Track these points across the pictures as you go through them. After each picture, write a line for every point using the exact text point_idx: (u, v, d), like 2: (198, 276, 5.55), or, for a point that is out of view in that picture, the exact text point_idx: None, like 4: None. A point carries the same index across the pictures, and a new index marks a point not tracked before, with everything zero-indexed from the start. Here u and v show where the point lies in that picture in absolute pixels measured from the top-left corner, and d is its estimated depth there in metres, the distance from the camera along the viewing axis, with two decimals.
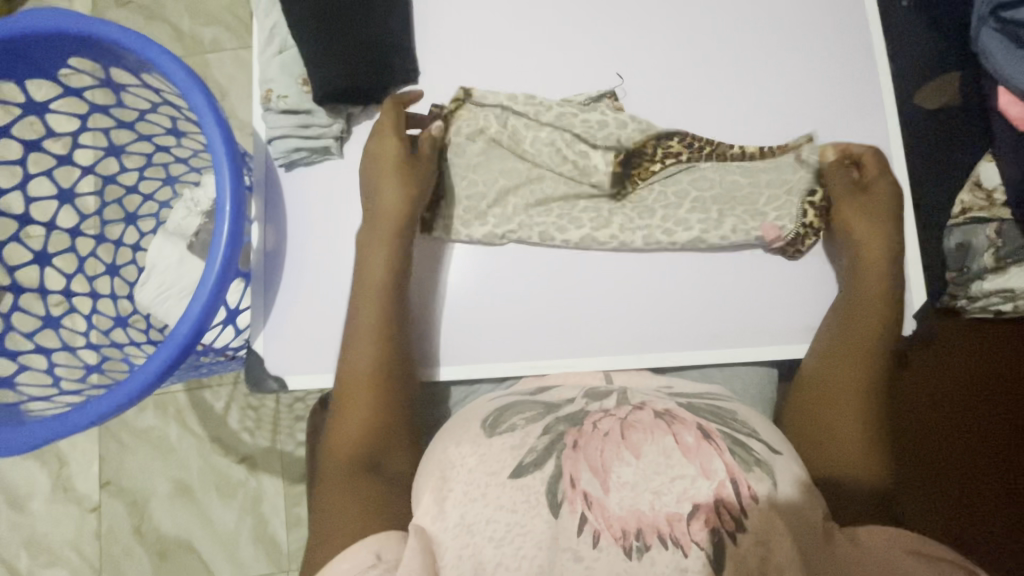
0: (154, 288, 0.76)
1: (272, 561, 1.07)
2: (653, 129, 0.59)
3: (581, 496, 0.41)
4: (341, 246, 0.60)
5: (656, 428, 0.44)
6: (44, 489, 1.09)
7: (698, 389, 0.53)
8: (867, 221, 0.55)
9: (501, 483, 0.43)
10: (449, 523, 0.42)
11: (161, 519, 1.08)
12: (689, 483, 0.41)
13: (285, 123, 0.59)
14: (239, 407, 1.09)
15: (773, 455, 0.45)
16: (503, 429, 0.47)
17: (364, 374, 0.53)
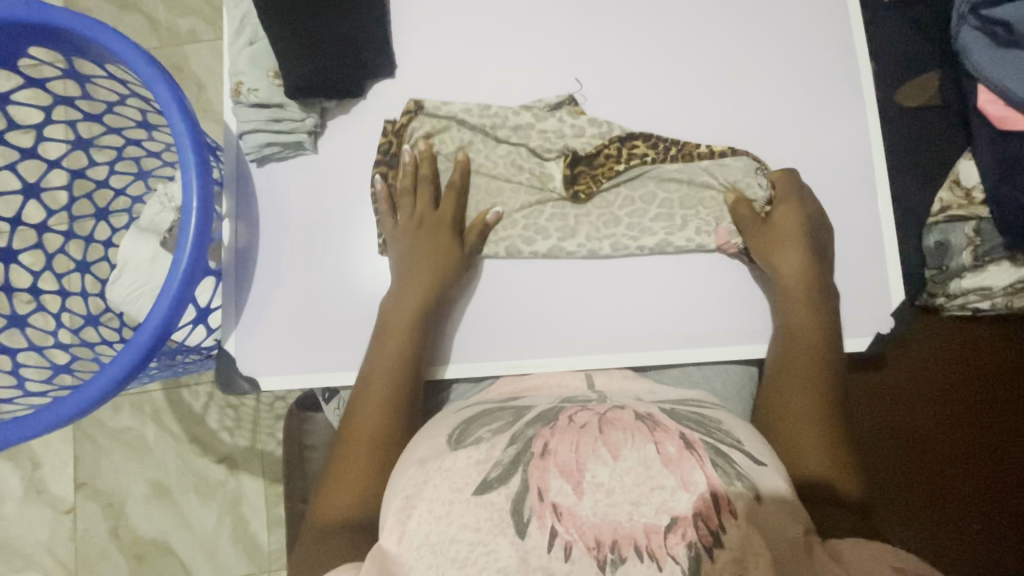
0: (126, 287, 0.75)
1: (253, 562, 1.05)
2: (615, 132, 0.59)
3: (550, 508, 0.40)
4: (313, 250, 0.58)
5: (638, 432, 0.43)
6: (16, 492, 1.06)
7: (683, 395, 0.52)
8: (783, 253, 0.55)
9: (465, 500, 0.42)
10: (411, 544, 0.42)
11: (138, 521, 1.06)
12: (668, 494, 0.40)
13: (256, 117, 0.57)
14: (218, 406, 1.07)
15: (757, 467, 0.44)
16: (468, 442, 0.47)
17: (364, 431, 0.51)
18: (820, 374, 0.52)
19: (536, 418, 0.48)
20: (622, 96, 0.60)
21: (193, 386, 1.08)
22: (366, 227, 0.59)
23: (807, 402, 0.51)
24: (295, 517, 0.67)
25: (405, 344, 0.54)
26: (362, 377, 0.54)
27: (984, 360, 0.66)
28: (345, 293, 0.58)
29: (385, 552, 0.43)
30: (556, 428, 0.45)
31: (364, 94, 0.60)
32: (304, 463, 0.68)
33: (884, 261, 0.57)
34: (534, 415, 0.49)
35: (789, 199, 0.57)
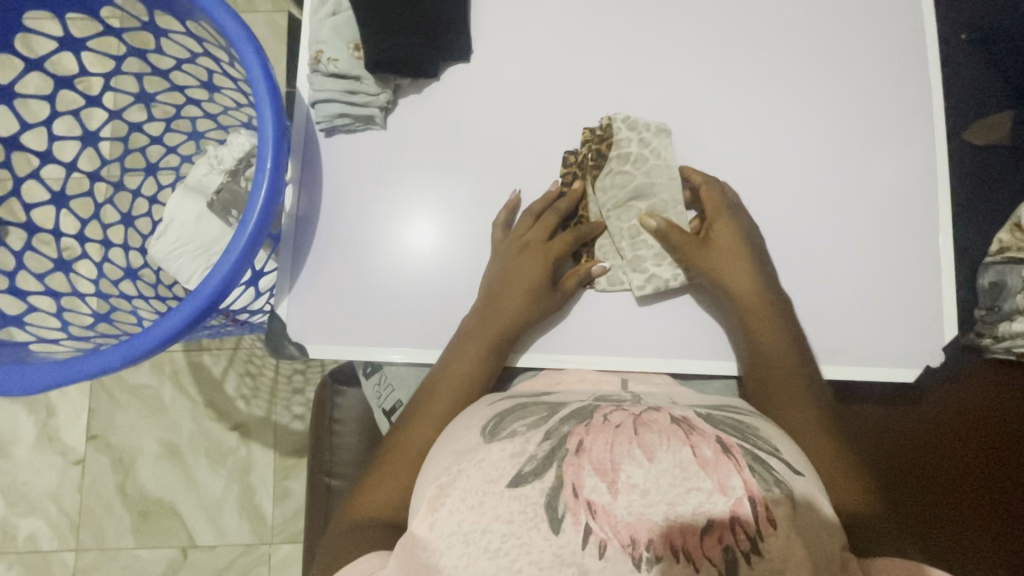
0: (170, 245, 0.76)
1: (256, 532, 1.05)
2: (756, 144, 0.59)
3: (585, 506, 0.41)
4: (373, 226, 0.59)
5: (673, 435, 0.43)
6: (29, 437, 1.07)
7: (716, 402, 0.52)
8: (738, 265, 0.56)
9: (499, 493, 0.42)
10: (443, 531, 0.43)
11: (146, 479, 1.06)
12: (704, 497, 0.40)
13: (332, 87, 0.57)
14: (237, 373, 1.08)
15: (793, 475, 0.44)
16: (503, 435, 0.47)
17: (422, 443, 0.53)
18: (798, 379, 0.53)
19: (569, 415, 0.48)
20: (690, 107, 0.60)
21: (215, 351, 1.08)
22: (422, 205, 0.59)
23: (801, 407, 0.52)
24: (319, 489, 0.67)
25: (478, 358, 0.55)
26: (436, 379, 0.56)
27: (1012, 404, 0.63)
28: (388, 268, 0.58)
29: (416, 540, 0.44)
30: (590, 426, 0.45)
31: (438, 76, 0.60)
32: (333, 436, 0.68)
33: (939, 296, 0.57)
34: (569, 411, 0.49)
35: (722, 215, 0.57)
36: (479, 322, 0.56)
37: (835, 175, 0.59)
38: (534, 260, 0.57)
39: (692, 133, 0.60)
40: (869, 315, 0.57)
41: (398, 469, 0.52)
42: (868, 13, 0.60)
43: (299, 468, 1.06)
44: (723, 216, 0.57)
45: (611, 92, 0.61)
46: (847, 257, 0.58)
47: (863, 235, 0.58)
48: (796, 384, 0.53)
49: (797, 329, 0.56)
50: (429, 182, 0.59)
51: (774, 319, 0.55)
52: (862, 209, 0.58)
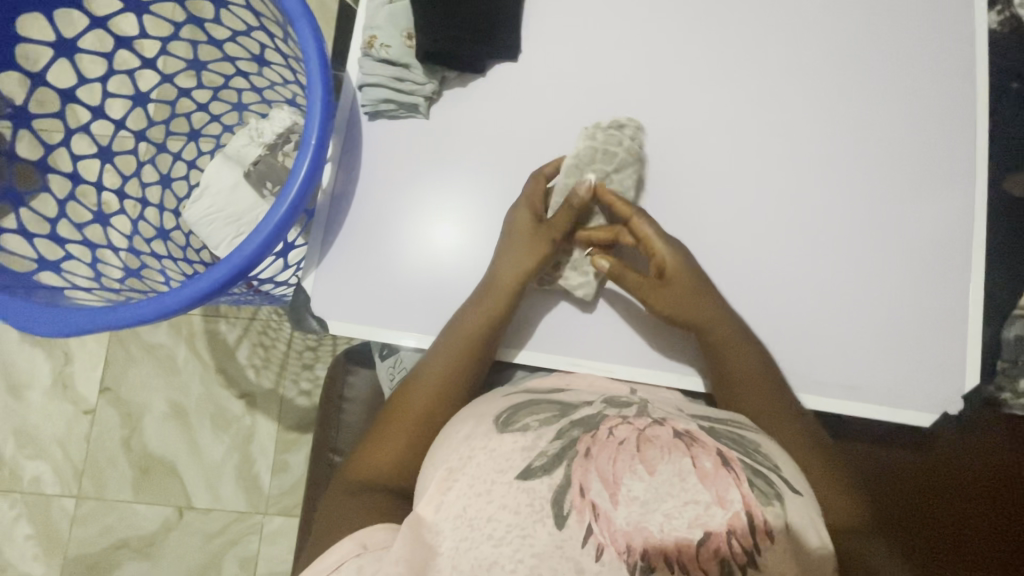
0: (203, 209, 0.78)
1: (250, 502, 1.07)
2: (792, 173, 0.60)
3: (590, 507, 0.41)
4: (403, 196, 0.60)
5: (673, 449, 0.43)
6: (45, 382, 1.10)
7: (718, 414, 0.51)
8: (671, 307, 0.56)
9: (507, 483, 0.43)
10: (447, 514, 0.43)
11: (151, 436, 1.08)
12: (701, 509, 0.40)
13: (381, 72, 0.59)
14: (250, 343, 1.10)
15: (792, 494, 0.44)
16: (515, 427, 0.47)
17: (415, 408, 0.56)
18: (768, 393, 0.55)
19: (579, 419, 0.48)
20: (729, 128, 0.60)
21: (231, 319, 1.10)
22: (450, 196, 0.60)
23: (780, 427, 0.53)
24: (320, 464, 0.68)
25: (485, 330, 0.56)
26: (437, 350, 0.57)
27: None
28: (412, 252, 0.59)
29: (421, 520, 0.44)
30: (596, 437, 0.45)
31: (485, 72, 0.61)
32: (340, 413, 0.69)
33: (961, 343, 0.57)
34: (579, 415, 0.49)
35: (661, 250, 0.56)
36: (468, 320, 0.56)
37: (864, 212, 0.59)
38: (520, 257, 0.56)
39: (728, 154, 0.60)
40: (891, 355, 0.57)
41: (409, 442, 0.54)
42: (915, 57, 0.61)
43: (301, 443, 1.08)
44: (663, 252, 0.56)
45: (652, 105, 0.61)
46: (872, 294, 0.58)
47: (887, 274, 0.58)
48: (772, 401, 0.54)
49: (766, 356, 0.56)
50: (463, 173, 0.60)
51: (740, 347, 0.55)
52: (888, 248, 0.58)
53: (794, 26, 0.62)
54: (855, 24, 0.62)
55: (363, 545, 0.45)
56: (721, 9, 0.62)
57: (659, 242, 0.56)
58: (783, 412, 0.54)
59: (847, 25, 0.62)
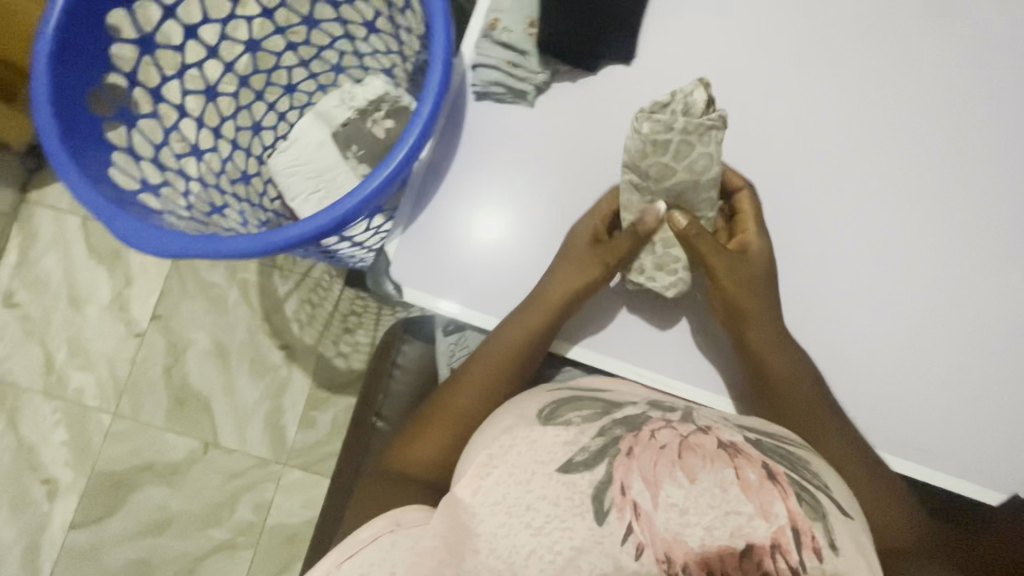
0: (289, 160, 0.80)
1: (273, 450, 1.09)
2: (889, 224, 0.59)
3: (630, 505, 0.43)
4: (467, 193, 0.60)
5: (717, 457, 0.44)
6: (104, 300, 1.14)
7: (763, 426, 0.52)
8: (755, 295, 0.56)
9: (548, 474, 0.45)
10: (486, 498, 0.45)
11: (192, 369, 1.12)
12: (744, 520, 0.41)
13: (497, 55, 0.59)
14: (299, 297, 1.12)
15: (839, 514, 0.45)
16: (559, 420, 0.49)
17: (461, 409, 0.57)
18: (831, 427, 0.55)
19: (623, 417, 0.49)
20: (831, 164, 0.59)
21: (285, 271, 1.13)
22: (536, 188, 0.61)
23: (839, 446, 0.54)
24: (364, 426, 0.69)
25: (530, 340, 0.57)
26: (482, 353, 0.58)
27: None
28: (469, 249, 0.60)
29: (459, 501, 0.47)
30: (640, 435, 0.46)
31: (596, 70, 0.61)
32: (389, 379, 0.70)
33: None
34: (623, 414, 0.50)
35: (751, 232, 0.58)
36: (511, 333, 0.58)
37: (951, 271, 0.58)
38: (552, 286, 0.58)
39: (822, 190, 0.59)
40: (961, 422, 0.56)
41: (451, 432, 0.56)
42: None
43: (331, 403, 1.10)
44: (750, 229, 0.58)
45: (757, 131, 0.60)
46: (951, 358, 0.57)
47: (959, 340, 0.57)
48: (824, 419, 0.55)
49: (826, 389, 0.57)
50: (553, 167, 0.61)
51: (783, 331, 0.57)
52: (967, 316, 0.58)
53: (914, 74, 0.60)
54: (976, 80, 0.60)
55: (398, 523, 0.48)
56: (841, 43, 0.61)
57: (750, 221, 0.58)
58: (823, 417, 0.55)
59: (966, 81, 0.60)
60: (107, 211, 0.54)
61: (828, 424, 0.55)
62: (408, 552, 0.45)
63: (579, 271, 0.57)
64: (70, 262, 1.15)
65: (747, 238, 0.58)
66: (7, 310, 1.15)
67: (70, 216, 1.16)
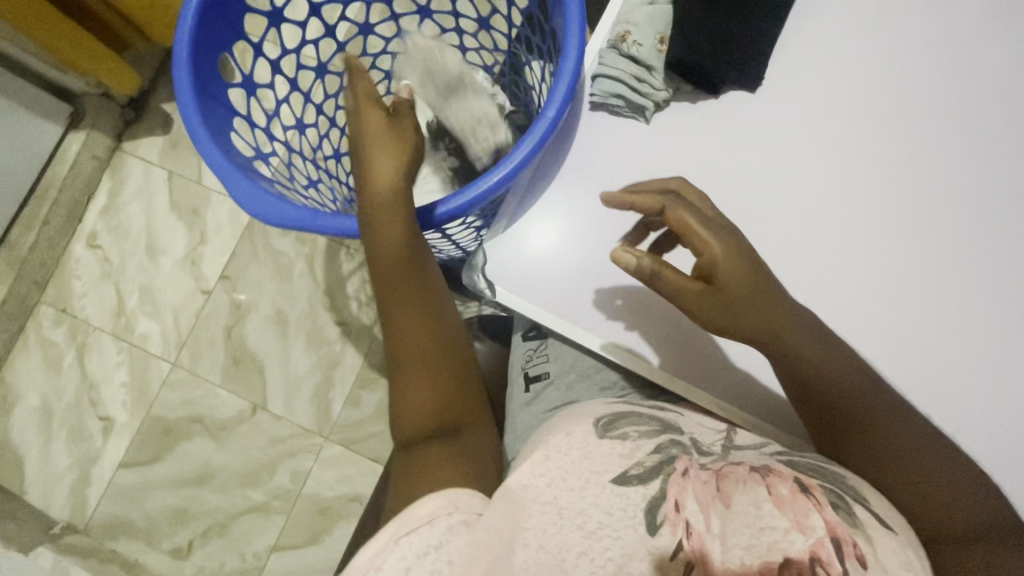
0: None
1: (318, 422, 1.11)
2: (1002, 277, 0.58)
3: (683, 522, 0.43)
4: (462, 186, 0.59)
5: (749, 479, 0.45)
6: (178, 253, 1.19)
7: (801, 451, 0.51)
8: (748, 318, 0.50)
9: (602, 484, 0.45)
10: (535, 499, 0.45)
11: (251, 332, 1.15)
12: (779, 535, 0.41)
13: (623, 67, 0.59)
14: (362, 277, 1.14)
15: (879, 526, 0.42)
16: (616, 433, 0.49)
17: (417, 347, 0.52)
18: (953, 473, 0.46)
19: (678, 438, 0.50)
20: (905, 220, 0.59)
21: (351, 250, 1.15)
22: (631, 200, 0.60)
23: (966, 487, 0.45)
24: None
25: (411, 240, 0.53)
26: (395, 293, 0.53)
27: None
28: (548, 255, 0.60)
29: (507, 493, 0.46)
30: (692, 457, 0.48)
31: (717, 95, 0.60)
32: None
33: None
34: (684, 438, 0.50)
35: (711, 245, 0.49)
36: (388, 249, 0.53)
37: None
38: (387, 162, 0.54)
39: (897, 250, 0.59)
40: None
41: (429, 371, 0.52)
42: None
43: (379, 385, 1.11)
44: (706, 245, 0.49)
45: (871, 181, 0.60)
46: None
47: None
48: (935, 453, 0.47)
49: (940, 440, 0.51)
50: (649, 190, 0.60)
51: (780, 320, 0.50)
52: None
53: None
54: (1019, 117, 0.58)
55: (454, 504, 0.45)
56: (960, 104, 0.60)
57: (705, 236, 0.49)
58: (901, 456, 0.47)
59: None
60: (235, 177, 0.55)
61: (909, 462, 0.47)
62: (467, 540, 0.43)
63: (388, 154, 0.54)
64: (152, 213, 1.20)
65: (708, 258, 0.49)
66: (89, 250, 1.20)
67: (158, 169, 1.21)
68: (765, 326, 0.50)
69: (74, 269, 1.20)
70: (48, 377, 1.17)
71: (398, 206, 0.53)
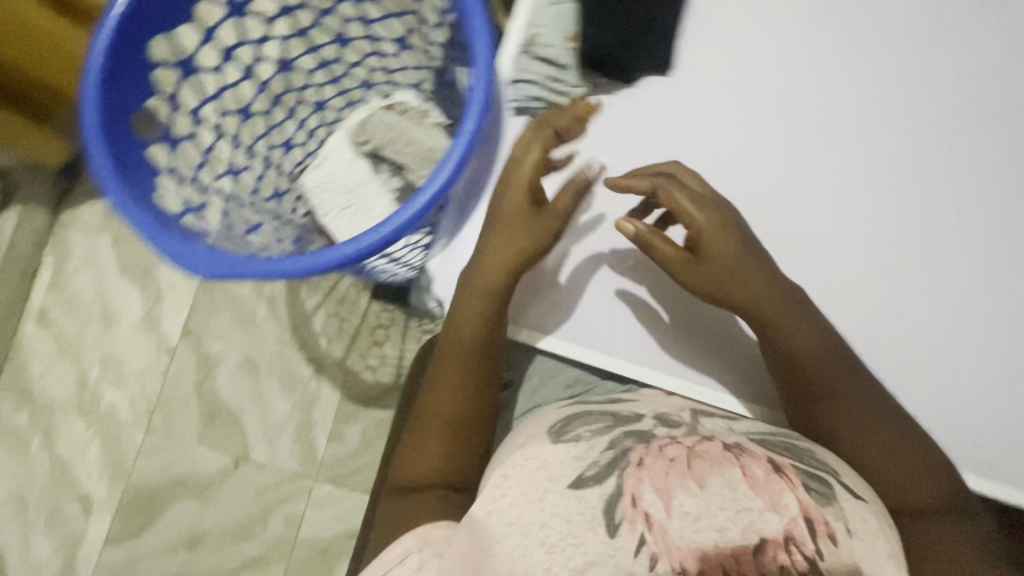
0: (321, 177, 0.81)
1: (304, 464, 1.09)
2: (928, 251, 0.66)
3: (642, 516, 0.44)
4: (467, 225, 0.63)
5: (724, 460, 0.47)
6: (135, 317, 1.16)
7: (766, 427, 0.55)
8: (732, 285, 0.59)
9: (560, 491, 0.46)
10: (501, 521, 0.46)
11: (223, 385, 1.13)
12: (756, 516, 0.44)
13: (538, 69, 0.62)
14: (327, 311, 1.13)
15: (848, 497, 0.48)
16: (569, 437, 0.49)
17: (445, 414, 0.57)
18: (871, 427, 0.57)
19: (632, 429, 0.51)
20: (846, 190, 0.67)
21: (311, 285, 1.14)
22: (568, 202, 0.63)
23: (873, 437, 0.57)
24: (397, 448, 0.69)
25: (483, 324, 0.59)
26: (447, 364, 0.59)
27: None
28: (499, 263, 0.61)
29: (476, 522, 0.47)
30: (650, 445, 0.48)
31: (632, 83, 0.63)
32: None
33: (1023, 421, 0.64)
34: (636, 427, 0.51)
35: (700, 219, 0.58)
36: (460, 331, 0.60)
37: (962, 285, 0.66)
38: (503, 247, 0.58)
39: (840, 215, 0.67)
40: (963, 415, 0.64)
41: (451, 433, 0.57)
42: None
43: (361, 416, 1.10)
44: (697, 219, 0.58)
45: None
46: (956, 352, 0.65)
47: None
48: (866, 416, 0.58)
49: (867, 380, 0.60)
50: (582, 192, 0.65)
51: (771, 300, 0.59)
52: (959, 340, 0.65)
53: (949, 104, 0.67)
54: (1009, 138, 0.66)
55: (426, 540, 0.48)
56: None
57: (693, 209, 0.58)
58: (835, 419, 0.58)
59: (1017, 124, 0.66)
60: (160, 235, 0.55)
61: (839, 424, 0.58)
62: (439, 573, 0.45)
63: (508, 235, 0.58)
64: (101, 280, 1.17)
65: (700, 229, 0.58)
66: (40, 329, 1.16)
67: (100, 234, 1.18)
68: (747, 291, 0.59)
69: (28, 350, 1.16)
70: (16, 466, 1.12)
71: (491, 296, 0.59)
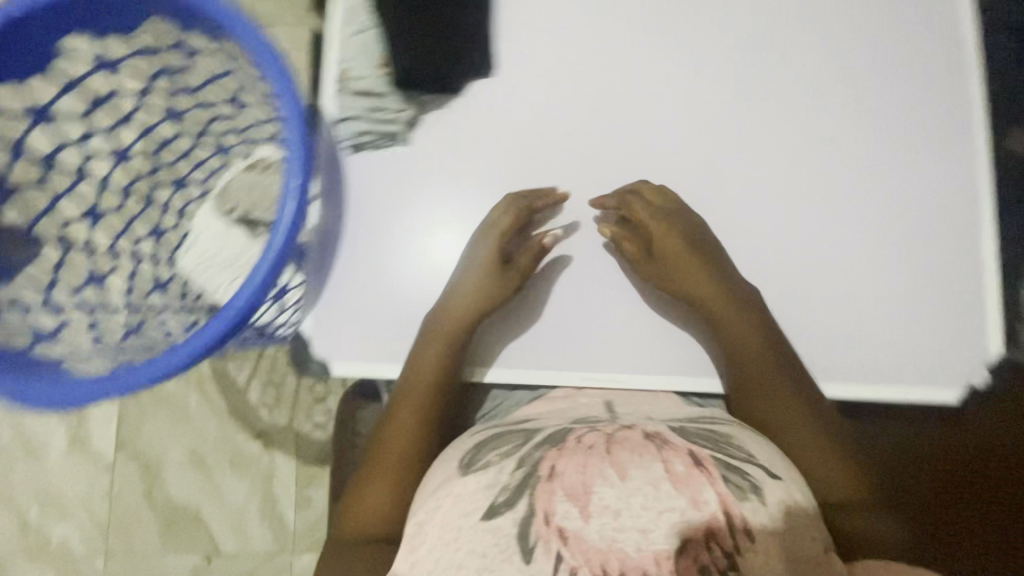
0: (195, 258, 0.75)
1: (277, 540, 1.07)
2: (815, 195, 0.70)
3: (556, 533, 0.42)
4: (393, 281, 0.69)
5: (642, 455, 0.46)
6: (61, 443, 1.10)
7: (689, 414, 0.57)
8: (691, 276, 0.65)
9: (473, 526, 0.44)
10: (423, 570, 0.45)
11: (172, 486, 1.08)
12: (678, 515, 0.42)
13: (357, 106, 0.69)
14: (261, 381, 1.08)
15: (770, 479, 0.47)
16: (478, 466, 0.49)
17: (399, 451, 0.58)
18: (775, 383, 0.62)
19: (542, 441, 0.50)
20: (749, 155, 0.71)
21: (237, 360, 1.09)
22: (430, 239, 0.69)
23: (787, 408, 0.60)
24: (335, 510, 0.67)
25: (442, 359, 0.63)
26: (407, 400, 0.61)
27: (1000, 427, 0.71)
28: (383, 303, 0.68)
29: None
30: (562, 451, 0.47)
31: None
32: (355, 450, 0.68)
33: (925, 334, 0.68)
34: (543, 438, 0.51)
35: (652, 224, 0.66)
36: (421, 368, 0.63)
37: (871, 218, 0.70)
38: (467, 288, 0.65)
39: (749, 173, 0.70)
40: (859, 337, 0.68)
41: (400, 468, 0.57)
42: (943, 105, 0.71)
43: (322, 478, 1.07)
44: (647, 227, 0.66)
45: None
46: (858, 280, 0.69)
47: None
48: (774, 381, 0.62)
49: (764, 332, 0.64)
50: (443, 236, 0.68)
51: (714, 284, 0.65)
52: (856, 268, 0.68)
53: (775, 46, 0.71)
54: (905, 87, 0.71)
55: None
56: None
57: (644, 217, 0.66)
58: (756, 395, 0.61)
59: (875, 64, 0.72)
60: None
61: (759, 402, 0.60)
62: None
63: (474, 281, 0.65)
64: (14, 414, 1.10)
65: (652, 232, 0.66)
66: None
67: None
68: (699, 286, 0.65)
69: None
70: None
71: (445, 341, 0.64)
